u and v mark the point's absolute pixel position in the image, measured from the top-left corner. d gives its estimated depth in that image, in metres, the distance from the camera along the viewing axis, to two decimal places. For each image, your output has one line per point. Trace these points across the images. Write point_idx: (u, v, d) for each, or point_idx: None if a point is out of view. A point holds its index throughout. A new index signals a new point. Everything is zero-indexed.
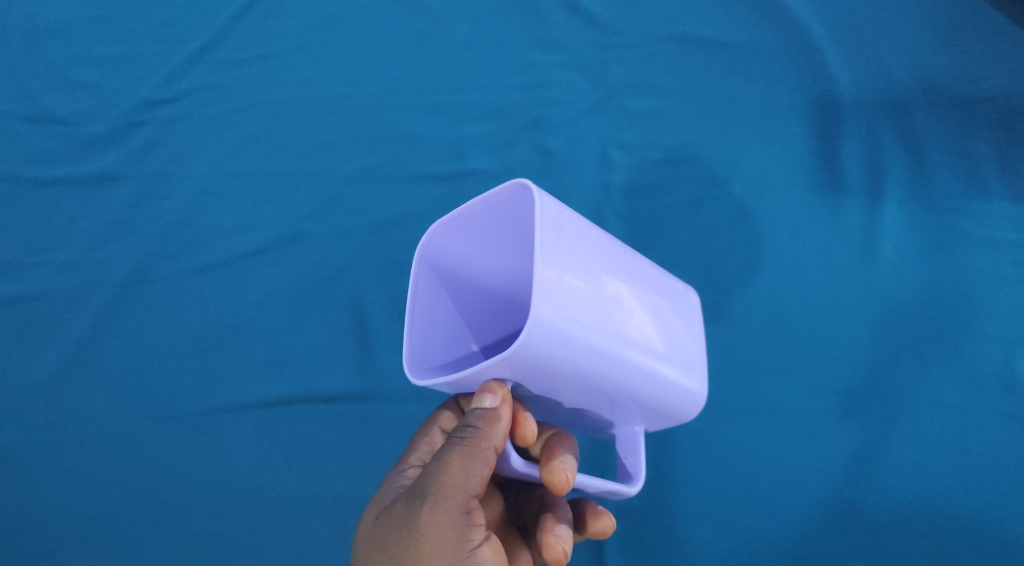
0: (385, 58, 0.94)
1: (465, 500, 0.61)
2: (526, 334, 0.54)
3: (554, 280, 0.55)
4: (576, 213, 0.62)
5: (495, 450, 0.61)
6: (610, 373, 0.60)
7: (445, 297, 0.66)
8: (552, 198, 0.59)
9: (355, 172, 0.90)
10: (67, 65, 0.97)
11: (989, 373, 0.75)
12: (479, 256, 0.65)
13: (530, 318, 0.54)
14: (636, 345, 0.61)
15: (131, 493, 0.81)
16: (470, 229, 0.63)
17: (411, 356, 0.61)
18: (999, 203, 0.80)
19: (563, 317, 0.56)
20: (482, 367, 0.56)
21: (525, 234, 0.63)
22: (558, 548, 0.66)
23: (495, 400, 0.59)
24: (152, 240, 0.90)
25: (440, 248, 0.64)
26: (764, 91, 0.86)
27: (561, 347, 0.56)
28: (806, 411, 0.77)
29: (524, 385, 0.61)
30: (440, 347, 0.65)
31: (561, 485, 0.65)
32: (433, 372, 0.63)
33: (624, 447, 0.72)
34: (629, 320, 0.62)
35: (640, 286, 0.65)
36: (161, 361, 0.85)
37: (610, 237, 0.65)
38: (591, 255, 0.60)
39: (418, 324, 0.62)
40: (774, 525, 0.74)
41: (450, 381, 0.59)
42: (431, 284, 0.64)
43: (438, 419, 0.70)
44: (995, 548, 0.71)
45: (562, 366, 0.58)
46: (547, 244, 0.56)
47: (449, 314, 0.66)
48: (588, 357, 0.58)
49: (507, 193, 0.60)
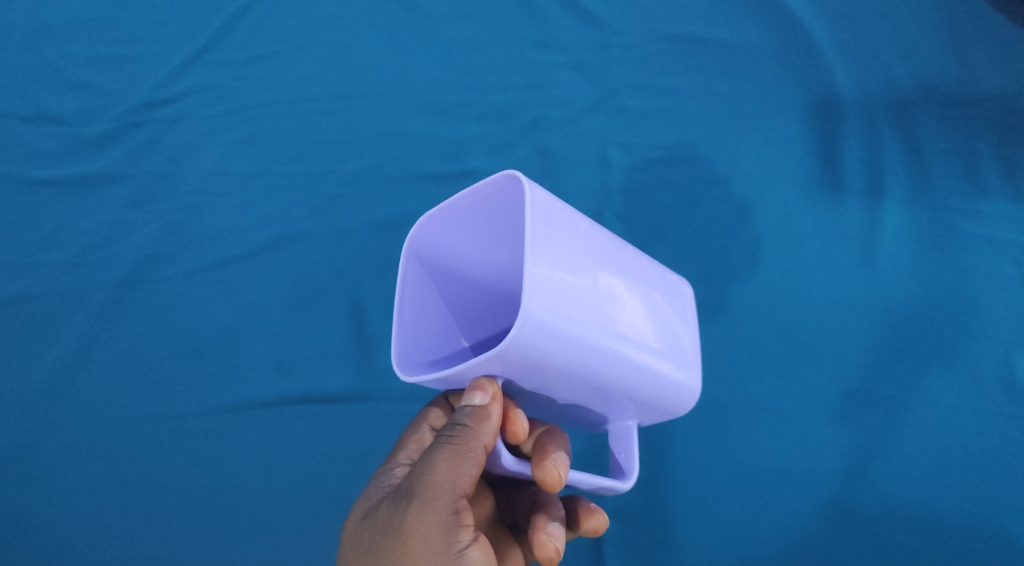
0: (385, 57, 0.94)
1: (454, 500, 0.60)
2: (516, 331, 0.54)
3: (544, 274, 0.55)
4: (567, 206, 0.61)
5: (484, 449, 0.61)
6: (603, 369, 0.60)
7: (434, 291, 0.65)
8: (542, 190, 0.59)
9: (354, 171, 0.90)
10: (66, 65, 0.96)
11: (990, 374, 0.75)
12: (468, 247, 0.65)
13: (521, 314, 0.54)
14: (629, 340, 0.61)
15: (130, 494, 0.81)
16: (458, 222, 0.62)
17: (400, 351, 0.60)
18: (1000, 203, 0.79)
19: (555, 312, 0.55)
20: (473, 364, 0.56)
21: (516, 226, 0.62)
22: (551, 546, 0.65)
23: (485, 397, 0.59)
24: (150, 240, 0.89)
25: (430, 241, 0.63)
26: (765, 91, 0.86)
27: (551, 343, 0.56)
28: (806, 412, 0.76)
29: (514, 381, 0.61)
30: (428, 343, 0.64)
31: (553, 482, 0.64)
32: (421, 368, 0.63)
33: (618, 441, 0.71)
34: (622, 314, 0.61)
35: (633, 279, 0.65)
36: (160, 361, 0.85)
37: (602, 230, 0.64)
38: (583, 249, 0.60)
39: (406, 319, 0.62)
40: (775, 527, 0.74)
41: (440, 378, 0.58)
42: (419, 278, 0.63)
43: (427, 416, 0.70)
44: (996, 550, 0.71)
45: (553, 362, 0.57)
46: (538, 237, 0.56)
47: (438, 309, 0.66)
48: (580, 352, 0.57)
49: (497, 186, 0.59)
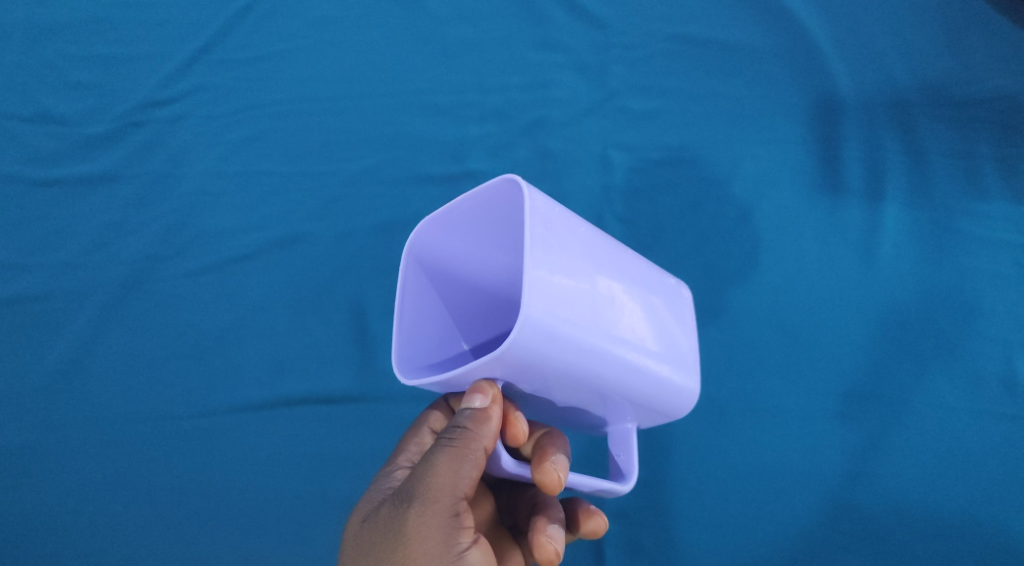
0: (385, 58, 0.94)
1: (454, 502, 0.60)
2: (516, 333, 0.53)
3: (544, 277, 0.55)
4: (566, 209, 0.61)
5: (484, 451, 0.60)
6: (602, 372, 0.59)
7: (434, 295, 0.65)
8: (542, 194, 0.58)
9: (354, 172, 0.90)
10: (66, 65, 0.96)
11: (990, 374, 0.75)
12: (468, 251, 0.65)
13: (521, 318, 0.54)
14: (628, 343, 0.61)
15: (130, 495, 0.81)
16: (459, 226, 0.62)
17: (400, 355, 0.60)
18: (1000, 203, 0.79)
19: (554, 315, 0.55)
20: (472, 367, 0.56)
21: (516, 229, 0.62)
22: (551, 548, 0.65)
23: (485, 399, 0.59)
24: (150, 241, 0.89)
25: (430, 245, 0.63)
26: (766, 91, 0.86)
27: (551, 346, 0.55)
28: (807, 412, 0.76)
29: (514, 384, 0.60)
30: (428, 346, 0.64)
31: (553, 484, 0.64)
32: (421, 371, 0.62)
33: (617, 444, 0.70)
34: (621, 318, 0.61)
35: (632, 282, 0.65)
36: (160, 362, 0.84)
37: (601, 233, 0.64)
38: (581, 252, 0.60)
39: (406, 322, 0.62)
40: (776, 527, 0.74)
41: (439, 381, 0.58)
42: (419, 281, 0.63)
43: (427, 419, 0.70)
44: (997, 551, 0.71)
45: (553, 366, 0.57)
46: (537, 240, 0.55)
47: (438, 312, 0.65)
48: (580, 356, 0.57)
49: (496, 189, 0.59)
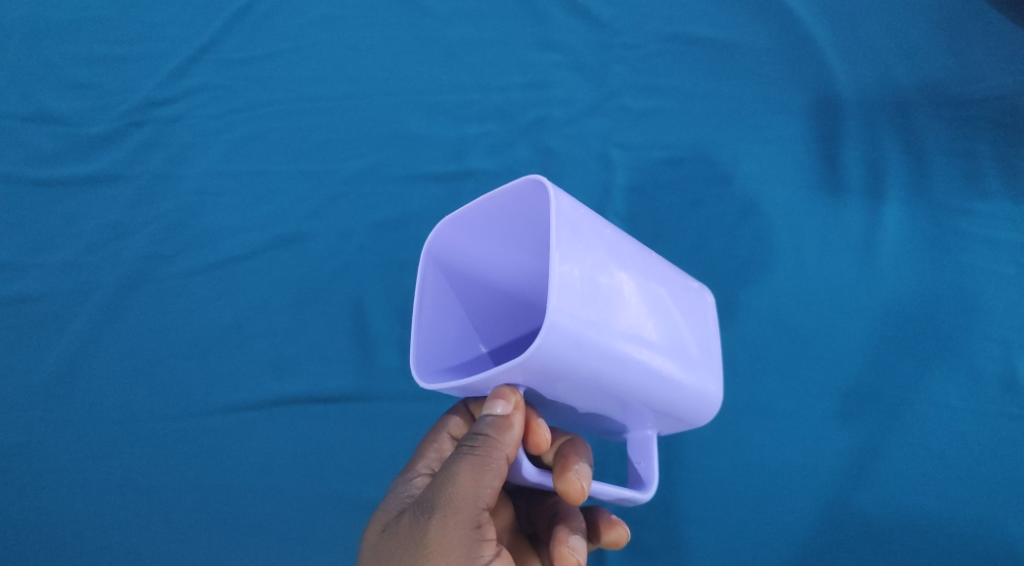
0: (382, 57, 0.92)
1: (476, 513, 0.58)
2: (542, 338, 0.51)
3: (570, 280, 0.53)
4: (592, 210, 0.58)
5: (506, 460, 0.58)
6: (626, 377, 0.57)
7: (454, 297, 0.62)
8: (567, 195, 0.56)
9: (350, 172, 0.89)
10: (66, 64, 0.95)
11: (991, 375, 0.74)
12: (488, 252, 0.62)
13: (545, 323, 0.51)
14: (652, 348, 0.58)
15: (128, 492, 0.80)
16: (480, 225, 0.60)
17: (419, 358, 0.58)
18: (1000, 202, 0.78)
19: (580, 319, 0.53)
20: (494, 372, 0.53)
21: (539, 230, 0.60)
22: (574, 559, 0.63)
23: (506, 406, 0.56)
24: (151, 240, 0.88)
25: (449, 246, 0.61)
26: (770, 91, 0.85)
27: (576, 352, 0.53)
28: (810, 413, 0.75)
29: (535, 389, 0.58)
30: (447, 348, 0.61)
31: (575, 494, 0.62)
32: (441, 374, 0.60)
33: (637, 451, 0.68)
34: (645, 320, 0.58)
35: (655, 284, 0.62)
36: (159, 361, 0.83)
37: (624, 234, 0.62)
38: (607, 255, 0.57)
39: (424, 323, 0.59)
40: (779, 528, 0.73)
41: (460, 386, 0.55)
42: (438, 283, 0.61)
43: (446, 425, 0.67)
44: (996, 551, 0.70)
45: (577, 371, 0.54)
46: (563, 243, 0.53)
47: (457, 314, 0.63)
48: (604, 360, 0.55)
49: (521, 190, 0.57)
